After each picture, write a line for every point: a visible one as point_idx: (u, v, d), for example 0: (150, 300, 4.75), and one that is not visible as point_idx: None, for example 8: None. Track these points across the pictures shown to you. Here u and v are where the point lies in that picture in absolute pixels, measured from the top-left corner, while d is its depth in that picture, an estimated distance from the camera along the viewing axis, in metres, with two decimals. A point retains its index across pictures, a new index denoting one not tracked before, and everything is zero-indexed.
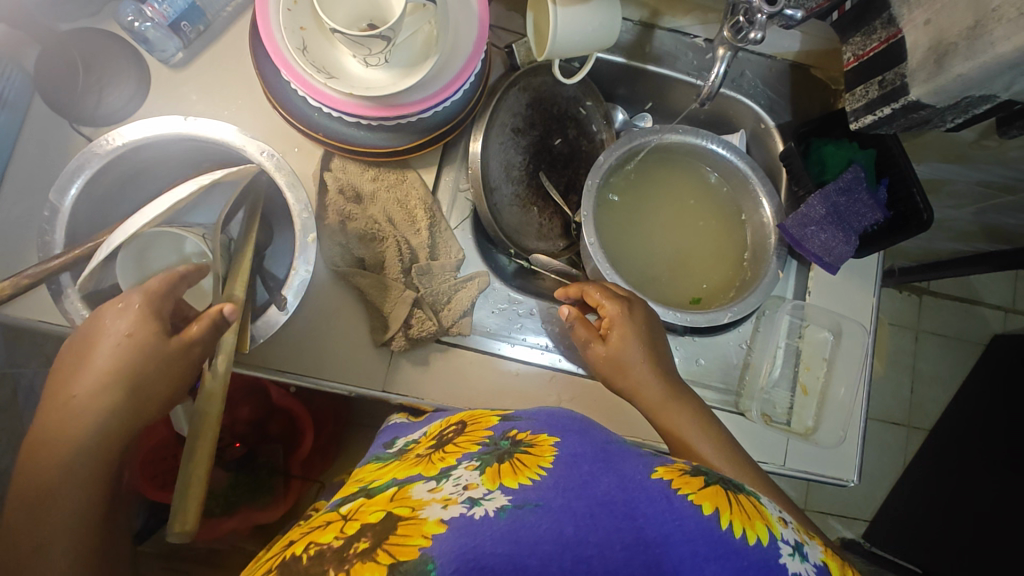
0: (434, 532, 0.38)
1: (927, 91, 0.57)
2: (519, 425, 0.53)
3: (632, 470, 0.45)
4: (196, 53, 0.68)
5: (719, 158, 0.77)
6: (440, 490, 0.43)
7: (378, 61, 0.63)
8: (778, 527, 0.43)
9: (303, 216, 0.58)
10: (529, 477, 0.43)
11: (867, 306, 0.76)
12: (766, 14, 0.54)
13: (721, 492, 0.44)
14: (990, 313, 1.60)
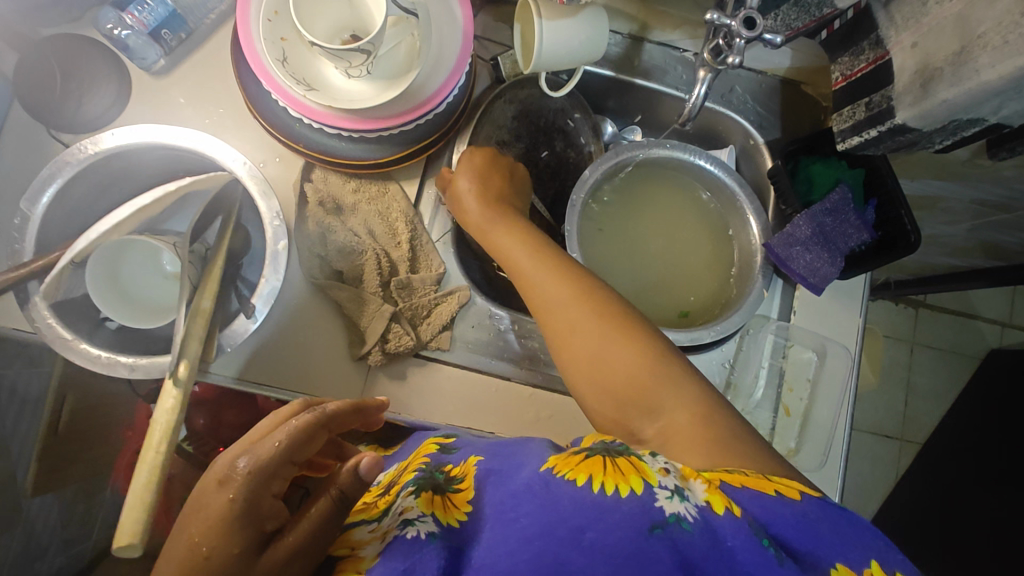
0: (369, 566, 0.38)
1: (913, 114, 0.56)
2: (455, 458, 0.51)
3: (520, 468, 0.45)
4: (178, 61, 0.68)
5: (707, 173, 0.76)
6: (379, 527, 0.43)
7: (359, 73, 0.63)
8: (653, 475, 0.41)
9: (275, 224, 0.58)
10: (455, 517, 0.43)
11: (853, 327, 0.75)
12: (744, 39, 0.55)
13: (598, 460, 0.43)
14: (987, 328, 1.58)
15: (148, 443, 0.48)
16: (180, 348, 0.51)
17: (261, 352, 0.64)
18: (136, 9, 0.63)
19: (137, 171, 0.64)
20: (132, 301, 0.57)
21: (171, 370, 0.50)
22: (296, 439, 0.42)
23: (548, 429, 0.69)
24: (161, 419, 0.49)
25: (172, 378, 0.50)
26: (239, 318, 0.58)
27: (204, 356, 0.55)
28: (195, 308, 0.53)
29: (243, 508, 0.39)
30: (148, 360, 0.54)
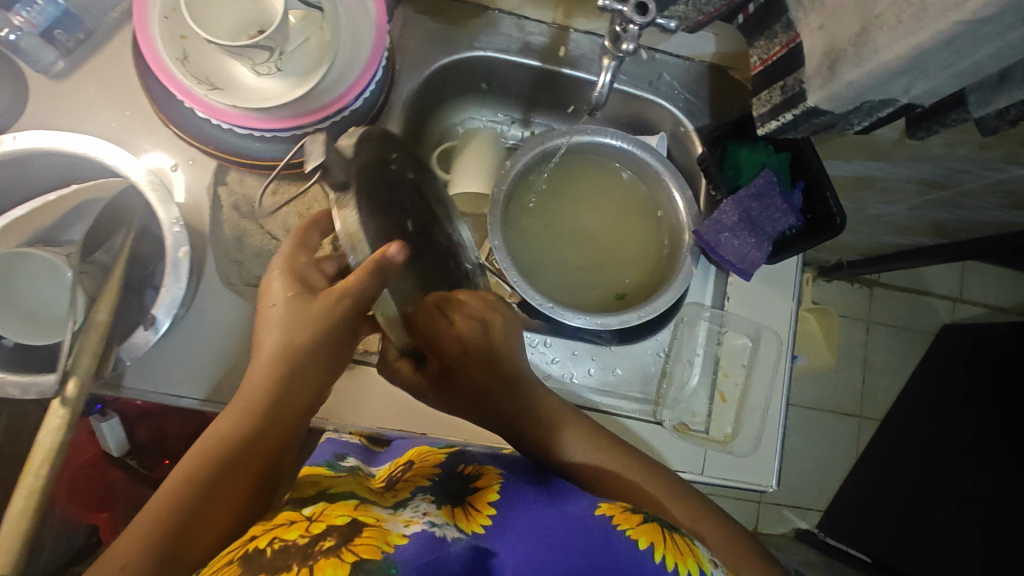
0: (396, 544, 0.41)
1: (823, 97, 0.57)
2: (467, 461, 0.59)
3: (574, 509, 0.51)
4: (79, 62, 0.65)
5: (629, 155, 0.76)
6: (400, 513, 0.47)
7: (267, 70, 0.61)
8: (707, 565, 0.48)
9: (175, 232, 0.58)
10: (480, 524, 0.48)
11: (786, 313, 0.75)
12: (640, 24, 0.55)
13: (655, 527, 0.49)
14: (938, 303, 1.62)
15: (27, 467, 0.48)
16: (70, 363, 0.52)
17: (181, 364, 0.62)
18: (22, 9, 0.59)
19: (36, 180, 0.61)
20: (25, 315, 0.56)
21: (58, 390, 0.51)
22: (355, 300, 0.50)
23: (479, 430, 0.67)
24: (44, 441, 0.50)
25: (60, 398, 0.51)
26: (138, 330, 0.58)
27: (98, 371, 0.57)
28: (90, 320, 0.54)
29: (298, 276, 0.52)
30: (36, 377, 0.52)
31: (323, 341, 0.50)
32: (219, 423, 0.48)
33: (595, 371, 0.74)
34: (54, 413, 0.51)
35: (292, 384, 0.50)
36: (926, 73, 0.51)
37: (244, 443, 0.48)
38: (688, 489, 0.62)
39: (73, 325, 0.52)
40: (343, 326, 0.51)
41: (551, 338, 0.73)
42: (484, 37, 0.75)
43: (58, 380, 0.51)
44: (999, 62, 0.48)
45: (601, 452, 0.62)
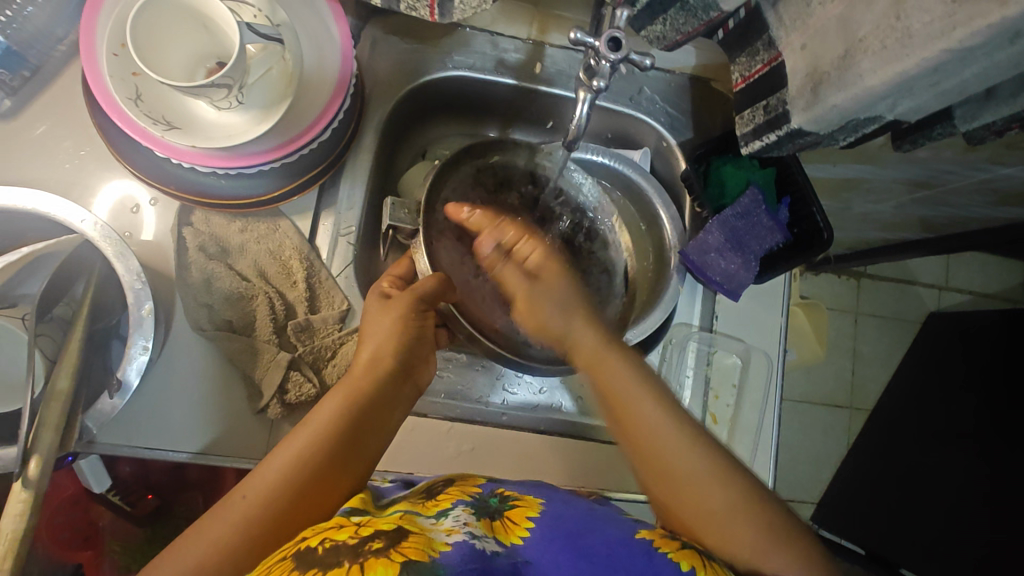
0: (441, 550, 0.41)
1: (807, 119, 0.55)
2: (506, 486, 0.56)
3: (615, 529, 0.50)
4: (27, 100, 0.62)
5: (610, 169, 0.74)
6: (441, 523, 0.46)
7: (227, 106, 0.57)
8: None
9: (136, 285, 0.56)
10: (518, 537, 0.47)
11: (776, 330, 0.74)
12: (612, 61, 0.51)
13: (696, 553, 0.47)
14: (925, 292, 1.62)
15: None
16: (31, 440, 0.50)
17: (149, 416, 0.59)
18: None
19: None
20: None
21: (18, 471, 0.48)
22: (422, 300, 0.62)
23: (474, 461, 0.67)
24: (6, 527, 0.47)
25: (22, 479, 0.48)
26: (103, 396, 0.56)
27: (63, 445, 0.54)
28: (50, 391, 0.51)
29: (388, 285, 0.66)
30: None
31: (406, 343, 0.61)
32: (312, 421, 0.53)
33: (582, 400, 0.72)
34: (17, 496, 0.48)
35: (381, 378, 0.58)
36: (913, 92, 0.49)
37: (329, 446, 0.52)
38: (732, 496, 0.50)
39: (32, 396, 0.50)
40: (422, 325, 0.63)
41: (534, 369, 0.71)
42: (457, 55, 0.72)
43: (17, 460, 0.48)
44: (986, 81, 0.47)
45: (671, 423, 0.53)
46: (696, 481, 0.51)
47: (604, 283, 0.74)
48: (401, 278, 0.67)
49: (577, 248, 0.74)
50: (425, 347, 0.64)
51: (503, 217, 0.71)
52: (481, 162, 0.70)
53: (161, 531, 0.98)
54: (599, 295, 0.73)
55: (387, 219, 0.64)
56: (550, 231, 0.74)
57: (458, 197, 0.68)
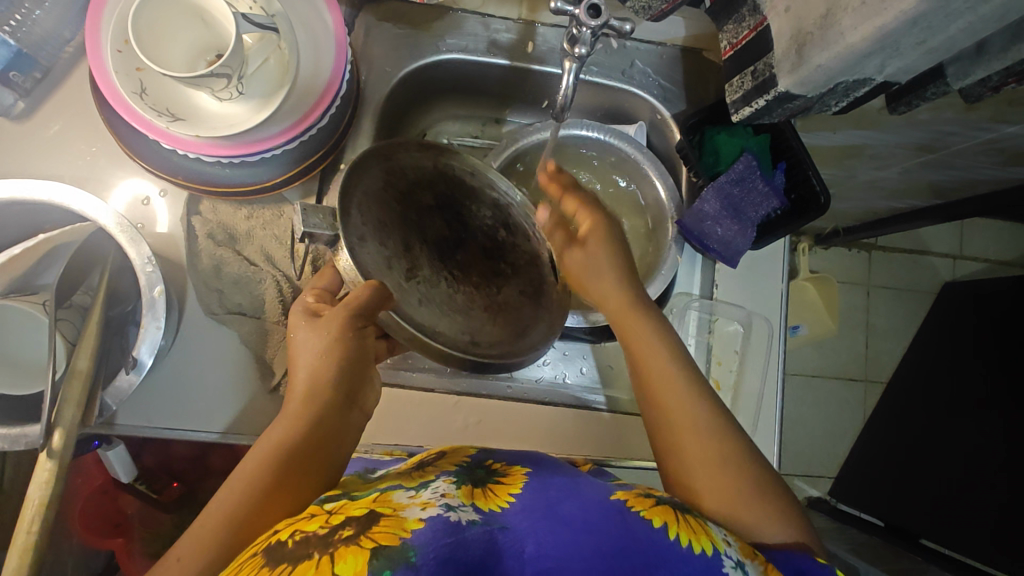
0: (413, 528, 0.42)
1: (793, 82, 0.55)
2: (493, 459, 0.59)
3: (593, 492, 0.51)
4: (39, 101, 0.64)
5: (604, 143, 0.75)
6: (419, 497, 0.48)
7: (228, 96, 0.59)
8: (722, 543, 0.46)
9: (147, 270, 0.57)
10: (497, 505, 0.48)
11: (777, 295, 0.74)
12: (592, 28, 0.52)
13: (669, 510, 0.48)
14: (938, 261, 1.60)
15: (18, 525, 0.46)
16: (54, 415, 0.51)
17: (165, 397, 0.62)
18: None
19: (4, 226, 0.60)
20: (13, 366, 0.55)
21: (43, 443, 0.50)
22: (356, 315, 0.53)
23: (482, 434, 0.69)
24: (33, 495, 0.48)
25: (47, 451, 0.50)
26: (121, 374, 0.57)
27: (85, 419, 0.55)
28: (72, 370, 0.53)
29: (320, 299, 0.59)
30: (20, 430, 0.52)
31: (346, 365, 0.54)
32: (244, 465, 0.50)
33: (587, 370, 0.75)
34: (42, 466, 0.49)
35: (320, 409, 0.52)
36: (899, 51, 0.49)
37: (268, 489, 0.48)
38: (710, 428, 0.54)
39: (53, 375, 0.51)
40: (364, 343, 0.56)
41: None
42: (450, 39, 0.74)
43: (42, 433, 0.49)
44: (970, 35, 0.47)
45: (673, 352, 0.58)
46: (693, 419, 0.54)
47: (535, 277, 0.64)
48: (328, 291, 0.59)
49: (500, 243, 0.63)
50: (372, 366, 0.57)
51: (418, 218, 0.60)
52: (391, 163, 0.59)
53: (188, 517, 1.03)
54: (534, 291, 0.63)
55: (299, 226, 0.53)
56: (469, 224, 0.62)
57: (375, 204, 0.56)
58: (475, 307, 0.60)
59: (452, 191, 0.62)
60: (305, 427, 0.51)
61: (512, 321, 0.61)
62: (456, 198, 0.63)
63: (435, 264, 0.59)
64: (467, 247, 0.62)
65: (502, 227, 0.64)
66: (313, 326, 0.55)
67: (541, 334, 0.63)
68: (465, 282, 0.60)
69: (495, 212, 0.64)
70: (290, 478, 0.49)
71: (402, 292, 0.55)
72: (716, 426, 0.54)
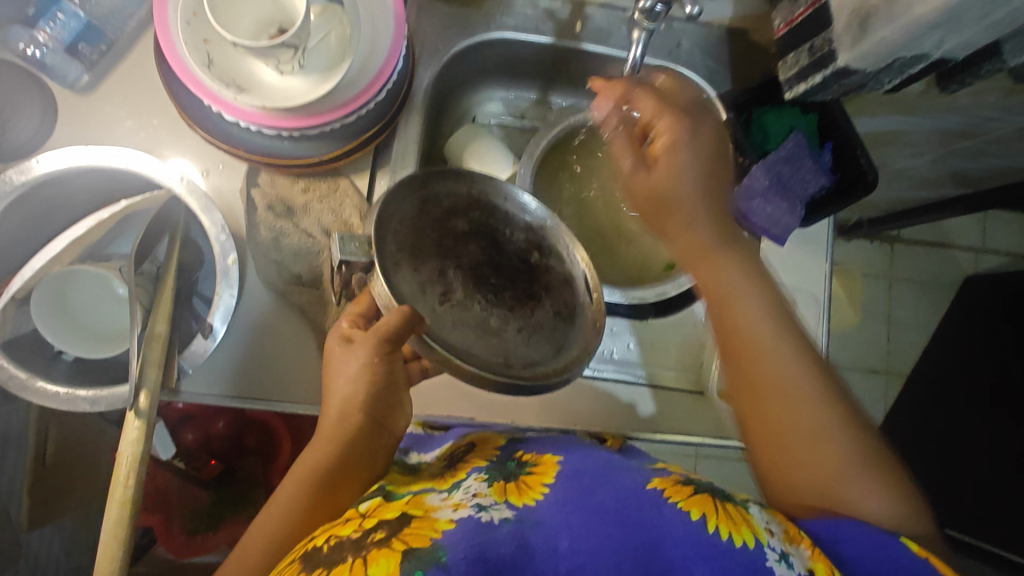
0: (444, 528, 0.44)
1: (854, 56, 0.56)
2: (525, 447, 0.59)
3: (627, 480, 0.51)
4: (103, 74, 0.65)
5: None
6: (452, 498, 0.50)
7: (291, 69, 0.60)
8: (765, 534, 0.46)
9: (222, 239, 0.62)
10: (532, 498, 0.50)
11: (821, 274, 0.75)
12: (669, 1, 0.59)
13: (707, 499, 0.48)
14: (961, 254, 1.60)
15: (114, 478, 0.48)
16: (138, 375, 0.53)
17: (225, 365, 0.63)
18: (47, 25, 0.62)
19: (72, 194, 0.62)
20: (91, 332, 0.57)
21: (131, 402, 0.52)
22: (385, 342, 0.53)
23: (532, 409, 0.70)
24: (125, 451, 0.50)
25: (134, 409, 0.52)
26: (196, 337, 0.61)
27: (165, 381, 0.59)
28: (150, 333, 0.54)
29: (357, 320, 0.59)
30: (107, 391, 0.55)
31: (376, 387, 0.55)
32: (285, 485, 0.54)
33: (634, 346, 0.74)
34: (131, 424, 0.52)
35: (348, 435, 0.54)
36: (962, 26, 0.50)
37: (300, 511, 0.53)
38: (822, 409, 0.52)
39: (136, 336, 0.53)
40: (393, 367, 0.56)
41: None
42: (501, 17, 0.74)
43: (132, 392, 0.52)
44: None
45: (769, 309, 0.55)
46: (791, 394, 0.52)
47: (565, 302, 0.62)
48: (366, 317, 0.59)
49: (533, 266, 0.62)
50: (402, 389, 0.58)
51: (453, 243, 0.60)
52: (427, 190, 0.61)
53: (229, 493, 1.04)
54: (568, 313, 0.61)
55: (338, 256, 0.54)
56: (500, 243, 0.62)
57: (410, 231, 0.58)
58: (509, 329, 0.58)
59: (486, 216, 0.63)
60: (334, 450, 0.54)
61: (547, 340, 0.59)
62: (491, 225, 0.63)
63: (470, 287, 0.58)
64: (504, 272, 0.60)
65: (535, 250, 0.63)
66: (344, 352, 0.56)
67: (582, 354, 0.60)
68: (499, 305, 0.59)
69: (529, 232, 0.64)
70: (318, 502, 0.53)
71: (435, 316, 0.55)
72: (821, 382, 0.53)
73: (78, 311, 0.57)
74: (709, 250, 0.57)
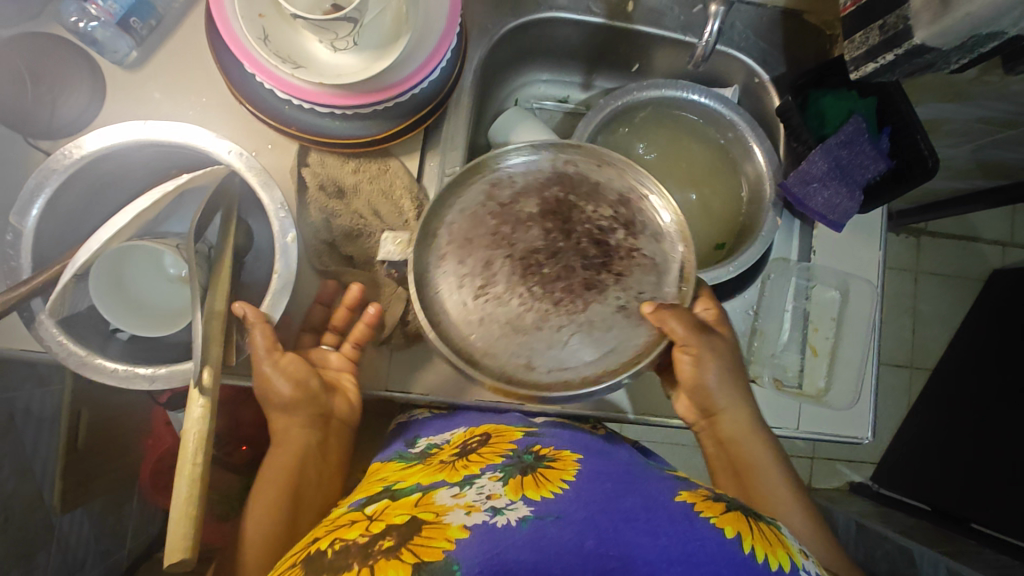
0: (458, 537, 0.43)
1: (932, 33, 0.54)
2: (543, 442, 0.58)
3: (655, 491, 0.49)
4: (152, 50, 0.64)
5: (701, 108, 0.74)
6: (463, 497, 0.49)
7: (346, 45, 0.59)
8: (799, 557, 0.46)
9: (281, 216, 0.58)
10: (549, 491, 0.48)
11: (874, 261, 0.73)
12: None
13: (741, 517, 0.46)
14: (989, 248, 1.55)
15: (183, 456, 0.48)
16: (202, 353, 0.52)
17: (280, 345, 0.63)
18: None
19: (129, 168, 0.62)
20: (148, 310, 0.57)
21: (195, 377, 0.50)
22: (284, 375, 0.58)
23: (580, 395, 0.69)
24: (192, 429, 0.49)
25: (199, 385, 0.50)
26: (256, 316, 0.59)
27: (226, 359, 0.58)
28: (211, 310, 0.53)
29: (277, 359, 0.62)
30: (168, 369, 0.54)
31: (303, 401, 0.59)
32: (258, 505, 0.57)
33: None
34: (194, 402, 0.50)
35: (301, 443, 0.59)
36: None
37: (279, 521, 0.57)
38: (787, 489, 0.63)
39: (199, 311, 0.51)
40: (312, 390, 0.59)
41: None
42: None
43: (197, 367, 0.50)
44: None
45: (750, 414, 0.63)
46: (771, 482, 0.62)
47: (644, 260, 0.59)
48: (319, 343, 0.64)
49: (613, 246, 0.60)
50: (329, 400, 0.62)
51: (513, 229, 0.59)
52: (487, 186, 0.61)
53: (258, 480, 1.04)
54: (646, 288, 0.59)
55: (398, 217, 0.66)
56: (574, 223, 0.60)
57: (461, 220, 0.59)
58: (545, 325, 0.58)
59: (569, 193, 0.61)
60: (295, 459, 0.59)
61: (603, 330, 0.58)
62: (570, 201, 0.61)
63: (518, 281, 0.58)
64: (565, 258, 0.59)
65: (622, 226, 0.60)
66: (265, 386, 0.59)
67: (638, 351, 0.57)
68: (542, 302, 0.58)
69: (616, 213, 0.61)
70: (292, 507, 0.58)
71: (468, 309, 0.57)
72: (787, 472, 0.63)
73: (134, 289, 0.56)
74: (734, 432, 0.62)
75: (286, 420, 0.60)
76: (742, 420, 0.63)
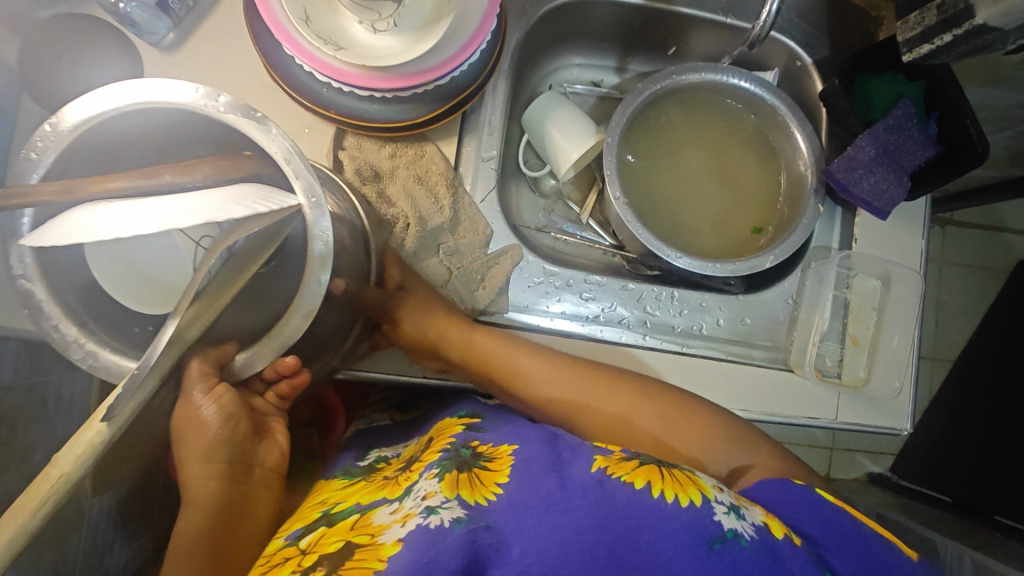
0: (390, 554, 0.39)
1: (997, 12, 0.53)
2: (482, 437, 0.55)
3: (568, 463, 0.48)
4: (188, 32, 0.64)
5: (742, 92, 0.72)
6: (401, 510, 0.45)
7: (386, 27, 0.58)
8: (710, 489, 0.46)
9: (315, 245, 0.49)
10: (485, 494, 0.44)
11: (916, 250, 0.72)
12: None
13: (652, 468, 0.47)
14: (1016, 239, 1.48)
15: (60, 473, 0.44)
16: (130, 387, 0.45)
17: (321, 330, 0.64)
18: None
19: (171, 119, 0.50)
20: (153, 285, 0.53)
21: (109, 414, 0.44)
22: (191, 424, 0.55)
23: None
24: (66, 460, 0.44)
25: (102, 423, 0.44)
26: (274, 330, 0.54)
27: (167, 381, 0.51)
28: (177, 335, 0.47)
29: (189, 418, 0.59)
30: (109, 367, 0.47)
31: (220, 441, 0.56)
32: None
33: (723, 322, 0.71)
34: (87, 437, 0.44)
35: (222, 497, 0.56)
36: None
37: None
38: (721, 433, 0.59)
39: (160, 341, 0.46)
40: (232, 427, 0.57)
41: (677, 292, 0.71)
42: None
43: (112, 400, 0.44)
44: None
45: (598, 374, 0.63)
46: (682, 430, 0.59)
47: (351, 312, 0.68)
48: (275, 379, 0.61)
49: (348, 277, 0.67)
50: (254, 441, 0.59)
51: None
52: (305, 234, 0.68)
53: None
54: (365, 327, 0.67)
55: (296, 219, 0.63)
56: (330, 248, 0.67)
57: None
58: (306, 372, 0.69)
59: None
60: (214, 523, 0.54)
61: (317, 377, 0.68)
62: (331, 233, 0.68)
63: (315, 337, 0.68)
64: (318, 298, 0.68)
65: None
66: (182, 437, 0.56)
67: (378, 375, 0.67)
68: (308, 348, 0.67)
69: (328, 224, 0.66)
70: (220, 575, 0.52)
71: None
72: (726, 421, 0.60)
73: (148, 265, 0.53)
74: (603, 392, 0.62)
75: (199, 459, 0.55)
76: (546, 374, 0.63)
